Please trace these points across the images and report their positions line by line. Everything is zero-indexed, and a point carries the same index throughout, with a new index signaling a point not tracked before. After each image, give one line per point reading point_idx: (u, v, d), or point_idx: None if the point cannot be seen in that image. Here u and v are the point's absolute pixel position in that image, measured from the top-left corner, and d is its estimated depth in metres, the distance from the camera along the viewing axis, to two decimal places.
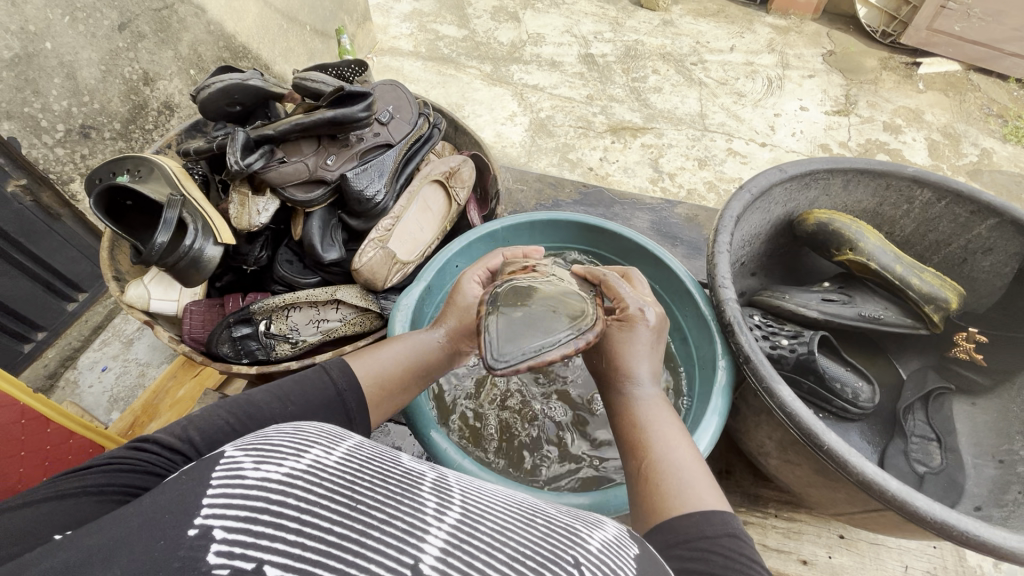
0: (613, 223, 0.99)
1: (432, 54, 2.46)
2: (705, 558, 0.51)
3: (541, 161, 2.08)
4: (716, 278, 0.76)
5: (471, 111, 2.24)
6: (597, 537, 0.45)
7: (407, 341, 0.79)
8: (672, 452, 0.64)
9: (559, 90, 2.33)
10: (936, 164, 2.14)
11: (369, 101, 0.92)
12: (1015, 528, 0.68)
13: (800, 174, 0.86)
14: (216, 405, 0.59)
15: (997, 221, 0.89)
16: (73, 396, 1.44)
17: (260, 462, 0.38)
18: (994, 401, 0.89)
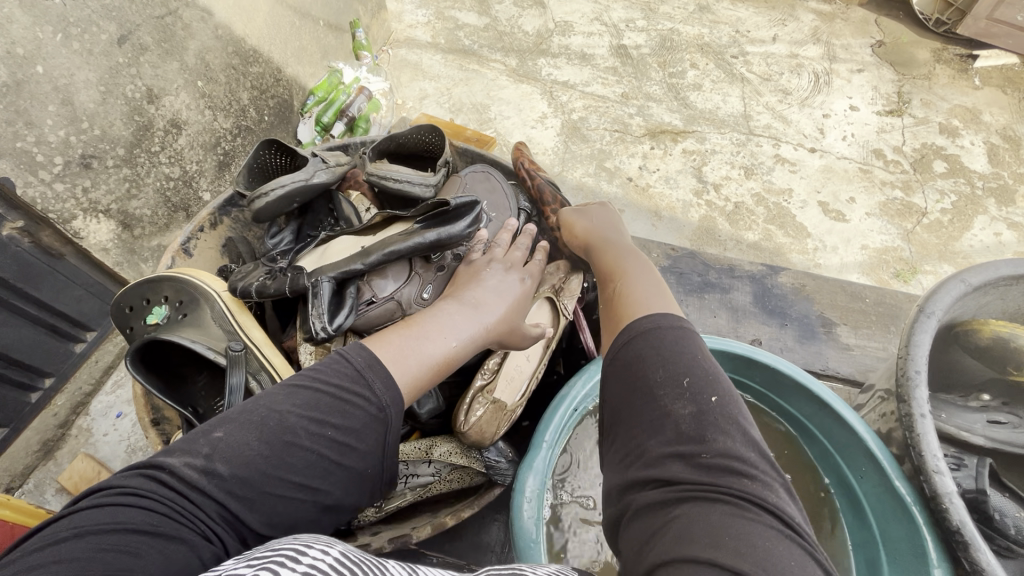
0: (764, 355, 0.92)
1: (452, 45, 2.26)
2: (657, 345, 0.61)
3: (576, 170, 1.94)
4: (930, 465, 0.67)
5: (497, 112, 2.07)
6: (543, 571, 0.52)
7: (439, 320, 0.78)
8: (638, 282, 0.75)
9: (591, 87, 2.17)
10: (996, 172, 2.01)
11: (473, 216, 0.83)
12: None
13: (982, 287, 0.75)
14: (245, 427, 0.59)
15: None
16: (89, 448, 1.35)
17: (257, 571, 0.39)
18: None
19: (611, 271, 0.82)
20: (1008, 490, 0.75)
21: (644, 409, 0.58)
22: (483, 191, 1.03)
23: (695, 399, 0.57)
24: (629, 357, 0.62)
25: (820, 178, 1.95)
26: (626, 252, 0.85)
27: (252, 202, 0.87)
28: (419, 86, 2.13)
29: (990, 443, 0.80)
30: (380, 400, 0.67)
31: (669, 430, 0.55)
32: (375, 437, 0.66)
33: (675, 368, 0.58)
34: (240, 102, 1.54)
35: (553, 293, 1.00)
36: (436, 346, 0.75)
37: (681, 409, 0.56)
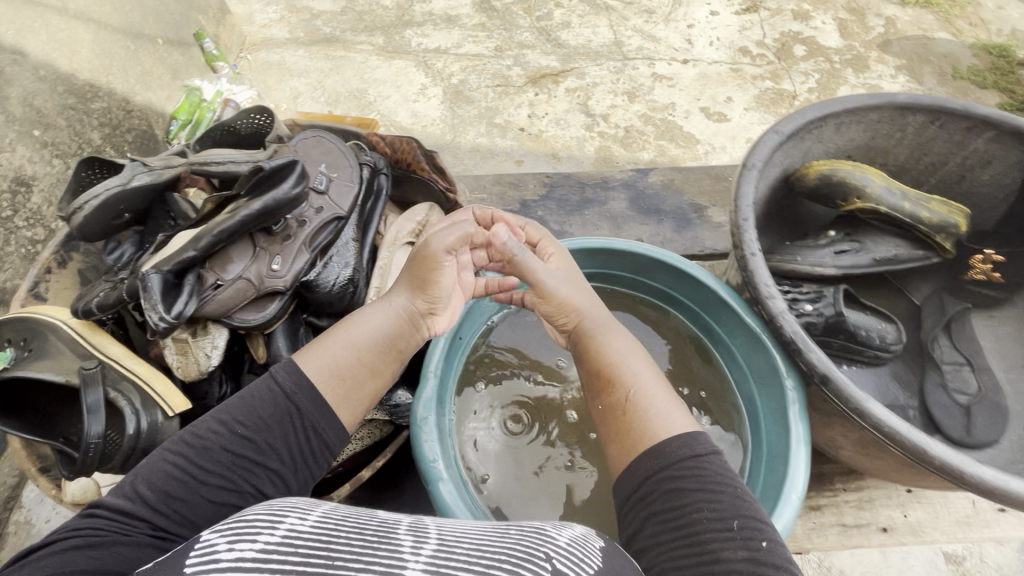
0: (621, 243, 0.97)
1: (313, 37, 2.17)
2: (699, 479, 0.65)
3: (468, 133, 1.93)
4: (762, 290, 0.77)
5: (376, 94, 2.02)
6: (564, 534, 0.59)
7: (361, 318, 0.81)
8: (652, 394, 0.74)
9: (464, 48, 2.15)
10: (849, 44, 2.16)
11: (297, 173, 0.82)
12: None
13: (796, 131, 0.85)
14: (159, 455, 0.65)
15: (994, 133, 0.93)
16: (34, 539, 1.27)
17: (234, 541, 0.50)
18: (1007, 314, 1.03)
19: (605, 369, 0.79)
20: (867, 309, 0.83)
21: (688, 548, 0.61)
22: (316, 155, 0.96)
23: (745, 541, 0.60)
24: (670, 487, 0.65)
25: (697, 86, 2.04)
26: (621, 338, 0.82)
27: (69, 218, 0.84)
28: (289, 85, 2.04)
29: (844, 271, 0.89)
30: (285, 389, 0.71)
31: (718, 566, 0.59)
32: (302, 433, 0.71)
33: (723, 510, 0.62)
34: (93, 142, 1.43)
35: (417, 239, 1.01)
36: (345, 338, 0.78)
37: (732, 554, 0.60)
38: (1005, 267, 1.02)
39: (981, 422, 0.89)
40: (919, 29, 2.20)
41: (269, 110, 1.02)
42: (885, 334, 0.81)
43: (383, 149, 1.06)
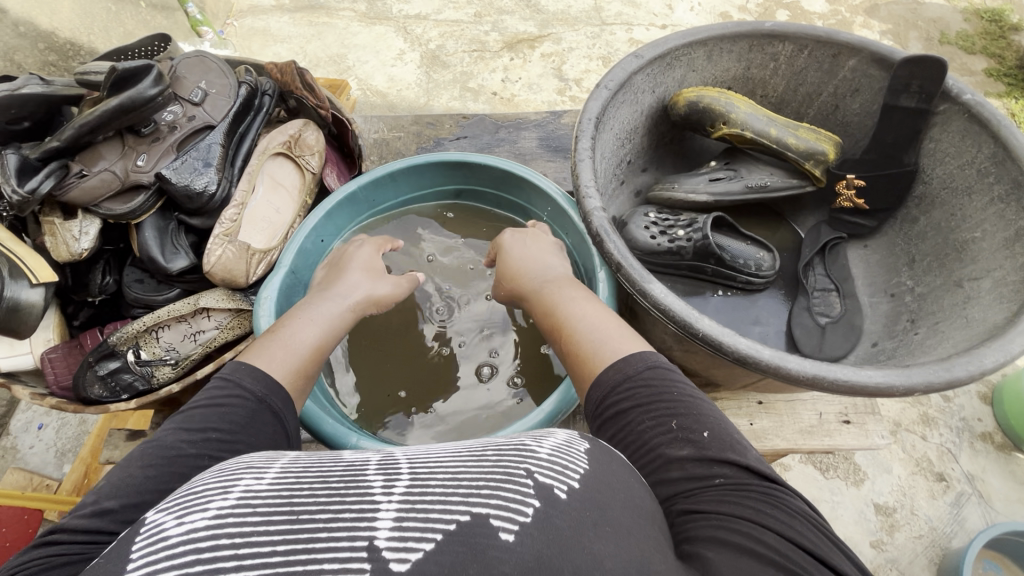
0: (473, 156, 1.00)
1: (297, 3, 2.22)
2: (634, 394, 0.57)
3: (442, 97, 1.97)
4: (580, 188, 0.71)
5: (355, 59, 2.07)
6: (547, 445, 0.49)
7: (312, 314, 0.76)
8: (598, 332, 0.65)
9: (444, 14, 2.17)
10: (835, 9, 2.12)
11: (155, 76, 0.90)
12: (909, 355, 0.70)
13: (658, 57, 0.79)
14: (123, 469, 0.54)
15: (858, 59, 0.83)
16: (16, 463, 1.34)
17: (183, 516, 0.41)
18: (883, 240, 0.89)
19: (554, 327, 0.70)
20: (746, 238, 0.85)
21: (642, 469, 0.54)
22: (197, 72, 1.02)
23: (689, 435, 0.53)
24: (614, 413, 0.57)
25: None
26: (570, 296, 0.72)
27: None
28: (272, 50, 2.10)
29: (715, 198, 0.85)
30: (256, 392, 0.63)
31: (670, 468, 0.52)
32: (272, 431, 0.63)
33: (660, 413, 0.55)
34: None
35: (287, 151, 1.05)
36: (304, 335, 0.72)
37: (682, 453, 0.52)
38: (869, 192, 0.87)
39: (833, 340, 0.80)
40: None
41: (167, 37, 1.13)
42: (762, 263, 0.84)
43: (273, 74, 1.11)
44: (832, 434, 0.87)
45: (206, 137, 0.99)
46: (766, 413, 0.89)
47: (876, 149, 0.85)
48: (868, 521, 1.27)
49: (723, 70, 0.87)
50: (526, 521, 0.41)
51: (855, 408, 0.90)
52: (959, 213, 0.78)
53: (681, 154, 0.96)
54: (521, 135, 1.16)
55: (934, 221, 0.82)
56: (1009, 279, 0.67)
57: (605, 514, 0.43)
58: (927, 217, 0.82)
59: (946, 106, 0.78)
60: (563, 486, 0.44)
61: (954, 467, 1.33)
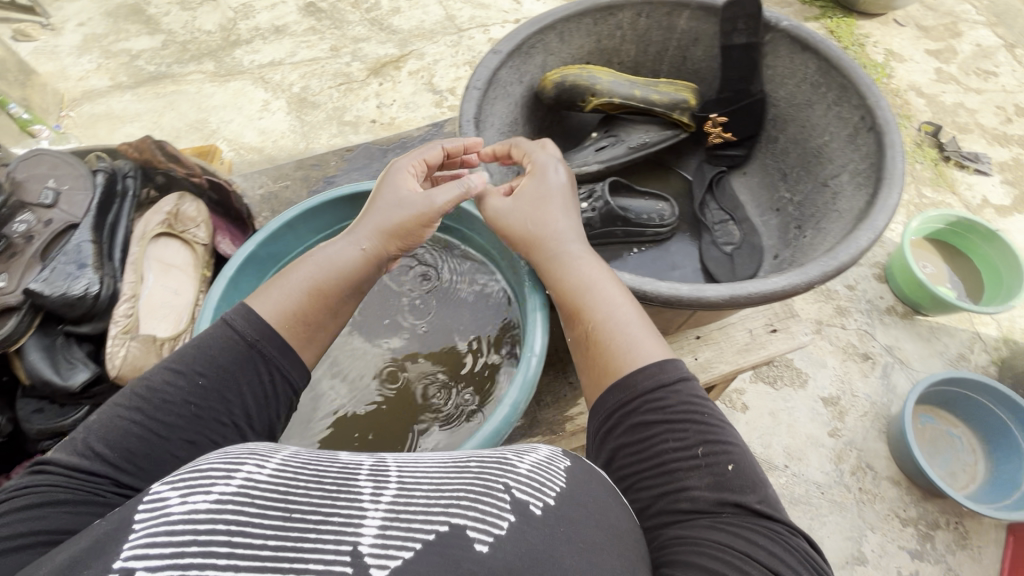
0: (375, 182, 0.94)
1: (137, 78, 2.08)
2: (661, 408, 0.57)
3: (321, 137, 1.92)
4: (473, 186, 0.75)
5: (218, 120, 1.97)
6: (528, 460, 0.52)
7: (315, 260, 0.71)
8: (621, 318, 0.64)
9: (299, 55, 2.12)
10: None
11: None
12: (803, 256, 0.78)
13: (514, 49, 0.83)
14: (115, 410, 0.58)
15: (690, 12, 0.91)
16: None
17: (187, 494, 0.41)
18: (756, 164, 0.98)
19: (565, 294, 0.69)
20: (643, 195, 0.91)
21: (656, 486, 0.55)
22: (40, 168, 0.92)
23: (710, 466, 0.54)
24: (638, 427, 0.58)
25: None
26: (562, 247, 0.70)
27: None
28: (123, 132, 1.95)
29: (607, 164, 0.89)
30: (245, 334, 0.64)
31: (683, 497, 0.54)
32: (269, 378, 0.65)
33: (684, 434, 0.56)
34: None
35: (167, 229, 0.99)
36: (297, 282, 0.69)
37: (699, 483, 0.54)
38: (734, 124, 0.95)
39: (742, 263, 0.88)
40: None
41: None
42: (664, 214, 0.90)
43: (129, 153, 1.04)
44: (766, 344, 0.95)
45: (73, 235, 0.90)
46: (707, 344, 0.95)
47: (727, 87, 0.93)
48: (821, 415, 1.40)
49: (578, 47, 0.92)
50: (502, 534, 0.43)
51: (778, 316, 0.99)
52: (808, 124, 0.89)
53: (565, 134, 1.01)
54: (410, 153, 1.17)
55: (791, 135, 0.92)
56: (860, 168, 0.77)
57: (578, 528, 0.47)
58: (784, 134, 0.92)
59: (772, 35, 0.87)
60: (538, 503, 0.47)
61: (874, 344, 1.49)
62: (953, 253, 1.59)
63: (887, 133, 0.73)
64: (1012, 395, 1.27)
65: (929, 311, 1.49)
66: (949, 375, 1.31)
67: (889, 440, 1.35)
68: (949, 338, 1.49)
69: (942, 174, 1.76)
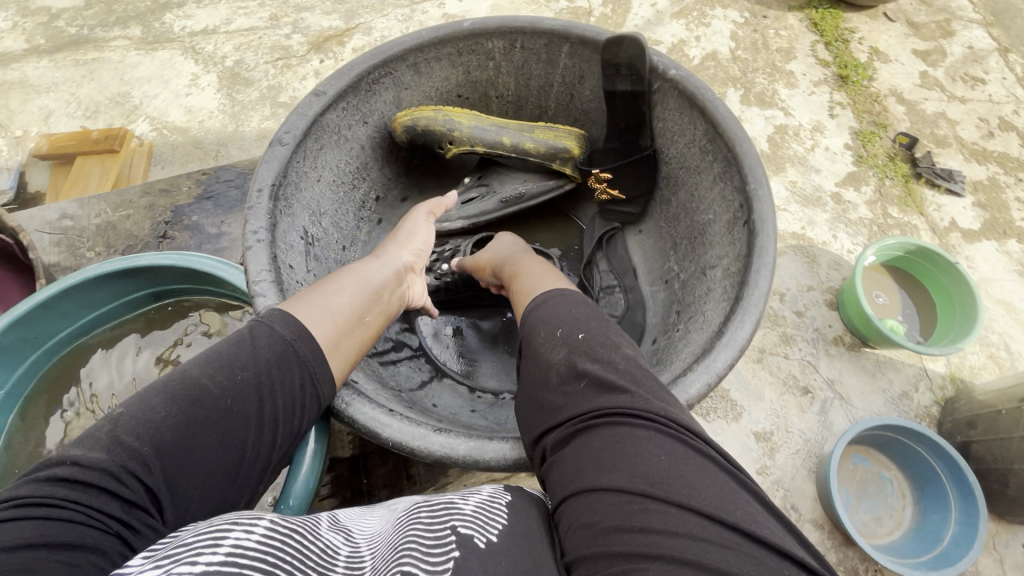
0: (141, 259, 0.99)
1: (56, 41, 1.90)
2: (544, 311, 0.77)
3: (252, 119, 1.77)
4: (247, 234, 0.78)
5: (142, 95, 1.81)
6: (472, 501, 0.59)
7: (354, 275, 0.84)
8: (538, 274, 0.87)
9: (235, 24, 1.93)
10: None
11: None
12: (668, 352, 0.82)
13: (345, 89, 0.90)
14: (157, 394, 0.65)
15: (569, 45, 0.95)
16: None
17: (173, 569, 0.47)
18: (652, 226, 1.03)
19: (512, 271, 0.92)
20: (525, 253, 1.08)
21: (537, 376, 0.72)
22: None
23: (568, 342, 0.72)
24: (528, 331, 0.77)
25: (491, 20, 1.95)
26: (526, 254, 0.94)
27: None
28: (37, 104, 1.79)
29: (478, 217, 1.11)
30: (286, 334, 0.72)
31: (552, 374, 0.70)
32: (302, 383, 0.71)
33: (552, 327, 0.74)
34: None
35: None
36: (338, 297, 0.79)
37: (557, 356, 0.71)
38: (617, 183, 1.00)
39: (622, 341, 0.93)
40: None
41: None
42: None
43: None
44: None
45: None
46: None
47: (617, 137, 0.96)
48: (751, 451, 1.34)
49: (442, 79, 1.01)
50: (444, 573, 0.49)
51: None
52: (696, 194, 0.91)
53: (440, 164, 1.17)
54: None
55: (682, 201, 0.95)
56: (732, 266, 0.79)
57: (514, 565, 0.52)
58: (676, 199, 0.95)
59: (660, 83, 0.88)
60: (482, 536, 0.54)
61: (816, 377, 1.42)
62: (911, 281, 1.50)
63: (760, 235, 0.74)
64: (945, 448, 1.20)
65: (876, 344, 1.41)
66: (883, 421, 1.24)
67: (818, 481, 1.30)
68: (894, 374, 1.42)
69: (911, 193, 1.65)
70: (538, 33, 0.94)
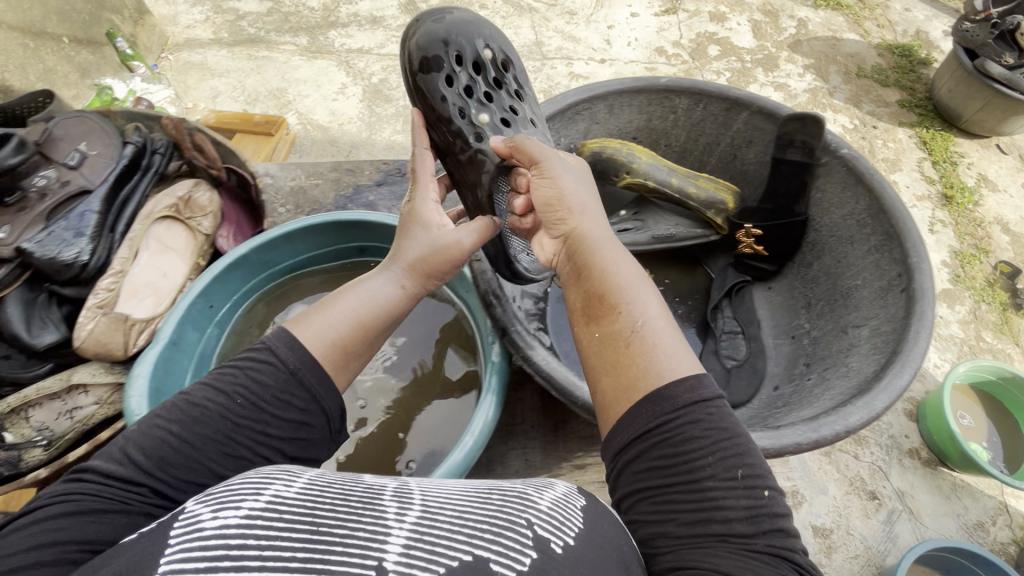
0: (371, 217, 1.08)
1: (237, 37, 2.19)
2: (696, 419, 0.61)
3: (384, 130, 1.97)
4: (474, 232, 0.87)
5: (296, 93, 2.05)
6: (547, 497, 0.59)
7: (365, 292, 0.81)
8: (657, 329, 0.67)
9: (387, 48, 2.18)
10: (761, 45, 2.26)
11: (15, 146, 1.02)
12: (806, 397, 0.88)
13: (556, 114, 1.00)
14: (153, 420, 0.66)
15: (748, 112, 1.04)
16: None
17: (218, 512, 0.51)
18: (783, 283, 1.10)
19: (603, 289, 0.71)
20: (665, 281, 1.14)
21: (684, 491, 0.60)
22: (74, 135, 1.14)
23: (747, 489, 0.59)
24: (680, 438, 0.60)
25: None
26: (624, 263, 0.74)
27: None
28: (209, 84, 2.06)
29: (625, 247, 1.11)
30: (287, 363, 0.71)
31: (717, 514, 0.58)
32: (303, 406, 0.71)
33: (722, 449, 0.60)
34: None
35: (176, 214, 1.16)
36: (342, 316, 0.77)
37: (733, 502, 0.58)
38: (764, 240, 1.07)
39: (739, 383, 0.98)
40: (828, 31, 2.32)
41: (51, 93, 1.26)
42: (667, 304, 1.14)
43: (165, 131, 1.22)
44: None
45: (82, 205, 1.07)
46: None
47: (772, 202, 1.04)
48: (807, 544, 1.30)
49: (626, 121, 1.11)
50: (523, 569, 0.50)
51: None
52: (844, 262, 0.99)
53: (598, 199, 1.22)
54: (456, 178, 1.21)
55: (824, 266, 1.03)
56: (882, 329, 0.86)
57: (577, 562, 0.52)
58: (818, 262, 1.04)
59: (829, 157, 0.97)
60: (559, 541, 0.53)
61: (885, 484, 1.37)
62: (999, 409, 1.45)
63: (919, 302, 0.81)
64: None
65: (955, 465, 1.37)
66: (950, 543, 1.20)
67: None
68: (970, 500, 1.37)
69: (1008, 322, 1.63)
70: (724, 98, 1.04)
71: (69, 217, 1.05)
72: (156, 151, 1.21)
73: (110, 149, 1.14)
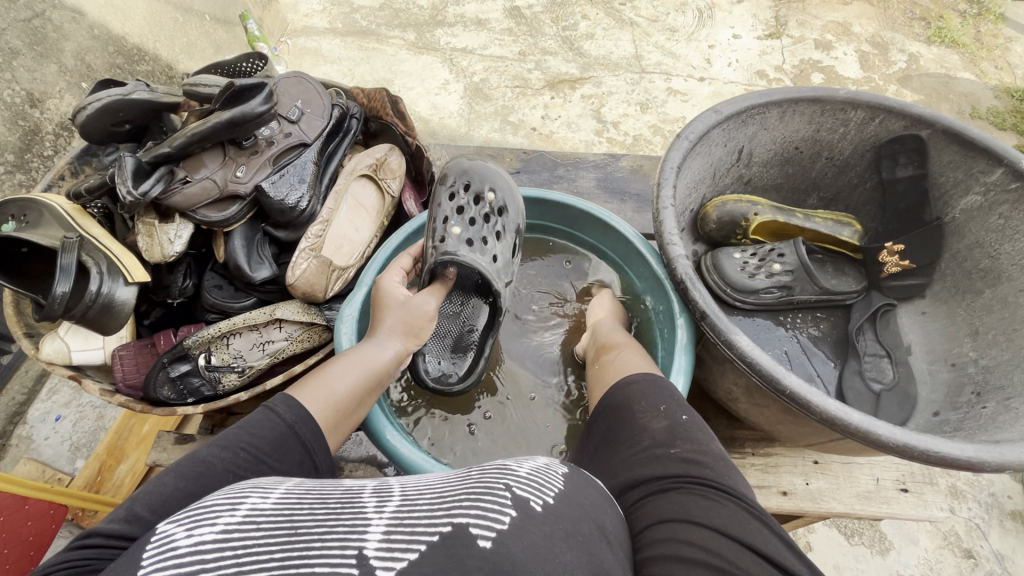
0: (554, 195, 1.03)
1: (350, 28, 2.31)
2: (640, 387, 0.68)
3: (482, 128, 2.04)
4: (664, 235, 0.75)
5: (401, 85, 2.14)
6: (527, 464, 0.51)
7: (357, 357, 0.76)
8: (626, 358, 0.78)
9: (489, 50, 2.24)
10: (868, 76, 2.20)
11: (266, 93, 0.92)
12: (967, 427, 0.77)
13: (735, 113, 0.88)
14: (160, 475, 0.51)
15: (929, 132, 0.91)
16: (31, 453, 1.35)
17: (193, 528, 0.40)
18: (940, 307, 0.98)
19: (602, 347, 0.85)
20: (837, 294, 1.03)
21: (623, 429, 0.65)
22: (293, 91, 1.04)
23: (669, 415, 0.64)
24: (617, 399, 0.69)
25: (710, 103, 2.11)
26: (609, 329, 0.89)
27: (74, 116, 0.91)
28: (322, 70, 2.18)
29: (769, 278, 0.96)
30: (286, 417, 0.62)
31: (644, 437, 0.62)
32: (298, 459, 0.61)
33: (654, 399, 0.66)
34: None
35: (372, 173, 1.07)
36: (343, 378, 0.71)
37: (655, 424, 0.63)
38: (909, 254, 0.98)
39: (889, 408, 0.88)
40: (941, 68, 2.24)
41: (265, 58, 1.13)
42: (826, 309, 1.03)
43: (360, 99, 1.17)
44: (890, 501, 0.90)
45: (301, 154, 1.02)
46: (823, 473, 0.91)
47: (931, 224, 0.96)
48: None
49: (794, 130, 0.98)
50: (504, 528, 0.41)
51: (913, 477, 0.93)
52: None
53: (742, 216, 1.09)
54: (579, 173, 1.21)
55: (1000, 294, 0.88)
56: None
57: (575, 527, 0.45)
58: (993, 291, 0.89)
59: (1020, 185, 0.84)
60: (539, 500, 0.45)
61: (983, 544, 1.29)
62: None
63: None
64: None
65: None
66: None
67: None
68: None
69: None
70: (905, 116, 0.91)
71: (293, 162, 1.01)
72: (353, 115, 1.14)
73: (325, 100, 1.07)
